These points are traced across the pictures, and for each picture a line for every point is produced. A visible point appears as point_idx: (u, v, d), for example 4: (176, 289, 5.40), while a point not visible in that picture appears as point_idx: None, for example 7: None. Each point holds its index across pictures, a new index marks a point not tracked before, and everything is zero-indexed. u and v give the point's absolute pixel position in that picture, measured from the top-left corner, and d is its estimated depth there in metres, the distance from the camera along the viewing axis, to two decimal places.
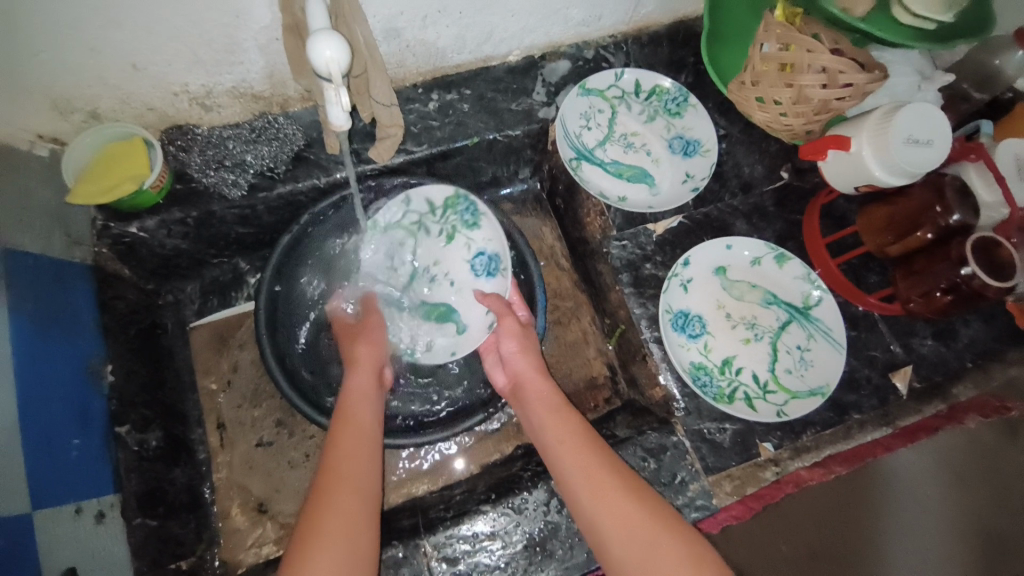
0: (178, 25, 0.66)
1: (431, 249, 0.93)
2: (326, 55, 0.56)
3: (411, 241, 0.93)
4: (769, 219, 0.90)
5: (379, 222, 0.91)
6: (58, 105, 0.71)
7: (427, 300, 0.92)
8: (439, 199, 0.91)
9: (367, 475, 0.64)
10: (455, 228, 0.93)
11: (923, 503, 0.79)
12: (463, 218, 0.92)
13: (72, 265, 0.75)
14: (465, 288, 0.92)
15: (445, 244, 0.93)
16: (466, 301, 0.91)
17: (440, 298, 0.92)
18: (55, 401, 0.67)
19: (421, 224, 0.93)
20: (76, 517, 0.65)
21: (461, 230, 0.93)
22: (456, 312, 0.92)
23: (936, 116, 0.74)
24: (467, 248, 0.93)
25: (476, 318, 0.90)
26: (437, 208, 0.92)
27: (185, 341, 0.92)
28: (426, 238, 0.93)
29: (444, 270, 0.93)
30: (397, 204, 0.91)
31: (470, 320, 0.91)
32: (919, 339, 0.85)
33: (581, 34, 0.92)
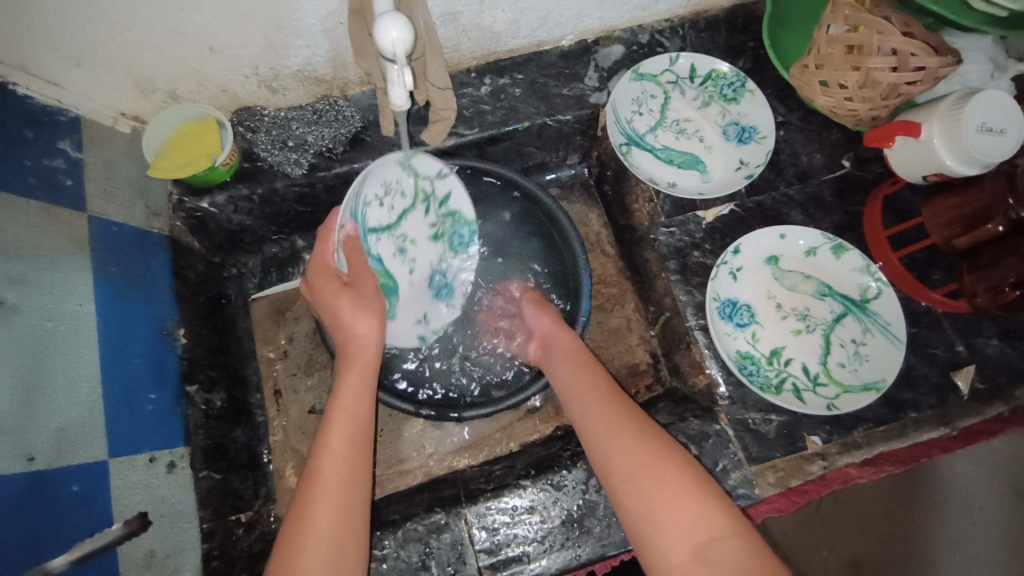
0: (252, 10, 0.69)
1: (414, 225, 0.81)
2: (392, 35, 0.58)
3: (411, 200, 0.79)
4: (826, 209, 0.87)
5: (413, 163, 0.77)
6: (141, 85, 0.77)
7: (382, 264, 0.79)
8: (456, 203, 0.82)
9: (347, 487, 0.62)
10: (444, 233, 0.84)
11: None
12: (453, 238, 0.85)
13: (152, 234, 0.81)
14: (419, 290, 0.84)
15: (428, 239, 0.83)
16: (412, 302, 0.84)
17: (392, 272, 0.80)
18: (135, 357, 0.73)
19: (427, 200, 0.80)
20: (150, 464, 0.71)
21: (446, 242, 0.85)
22: (396, 296, 0.82)
23: (1010, 103, 0.70)
24: (439, 258, 0.85)
25: (408, 321, 0.84)
26: (445, 206, 0.82)
27: (247, 312, 0.97)
28: (419, 212, 0.81)
29: (415, 258, 0.83)
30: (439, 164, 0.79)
31: (402, 313, 0.83)
32: (985, 339, 0.80)
33: (637, 18, 0.91)
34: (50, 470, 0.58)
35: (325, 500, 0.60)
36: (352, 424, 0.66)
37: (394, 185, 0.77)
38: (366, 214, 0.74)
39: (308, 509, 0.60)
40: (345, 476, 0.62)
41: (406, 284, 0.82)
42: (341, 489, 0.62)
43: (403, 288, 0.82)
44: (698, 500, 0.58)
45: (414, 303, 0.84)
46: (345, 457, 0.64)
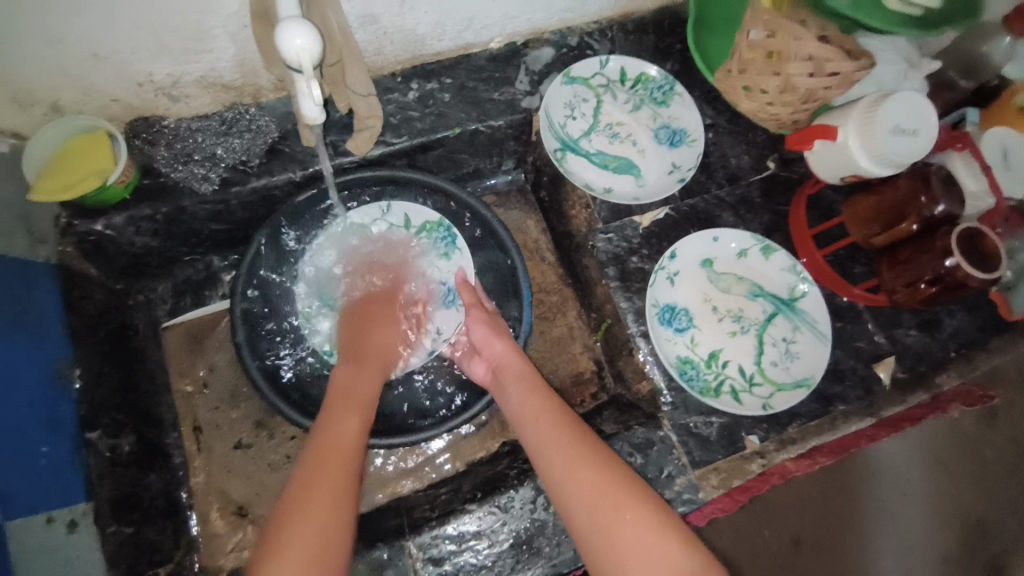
0: (139, 10, 0.62)
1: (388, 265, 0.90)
2: (297, 43, 0.53)
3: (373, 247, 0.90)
4: (755, 210, 0.88)
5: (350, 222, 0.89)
6: (18, 97, 0.68)
7: None
8: (417, 220, 0.91)
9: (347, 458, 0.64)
10: (424, 250, 0.91)
11: (903, 489, 0.99)
12: (438, 246, 0.91)
13: (36, 265, 0.72)
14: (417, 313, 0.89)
15: (412, 262, 0.91)
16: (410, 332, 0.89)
17: None
18: (22, 407, 0.64)
19: (389, 236, 0.91)
20: (48, 526, 0.64)
21: (430, 256, 0.91)
22: None
23: (922, 105, 0.73)
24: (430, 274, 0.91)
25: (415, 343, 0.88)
26: (411, 228, 0.91)
27: (158, 343, 0.89)
28: (388, 247, 0.91)
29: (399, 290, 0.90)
30: (374, 208, 0.89)
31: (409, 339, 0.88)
32: (904, 329, 0.85)
33: (565, 20, 0.90)
34: None
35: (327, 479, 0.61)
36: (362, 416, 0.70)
37: (353, 248, 0.90)
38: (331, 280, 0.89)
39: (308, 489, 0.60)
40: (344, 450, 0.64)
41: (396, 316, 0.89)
42: (342, 471, 0.62)
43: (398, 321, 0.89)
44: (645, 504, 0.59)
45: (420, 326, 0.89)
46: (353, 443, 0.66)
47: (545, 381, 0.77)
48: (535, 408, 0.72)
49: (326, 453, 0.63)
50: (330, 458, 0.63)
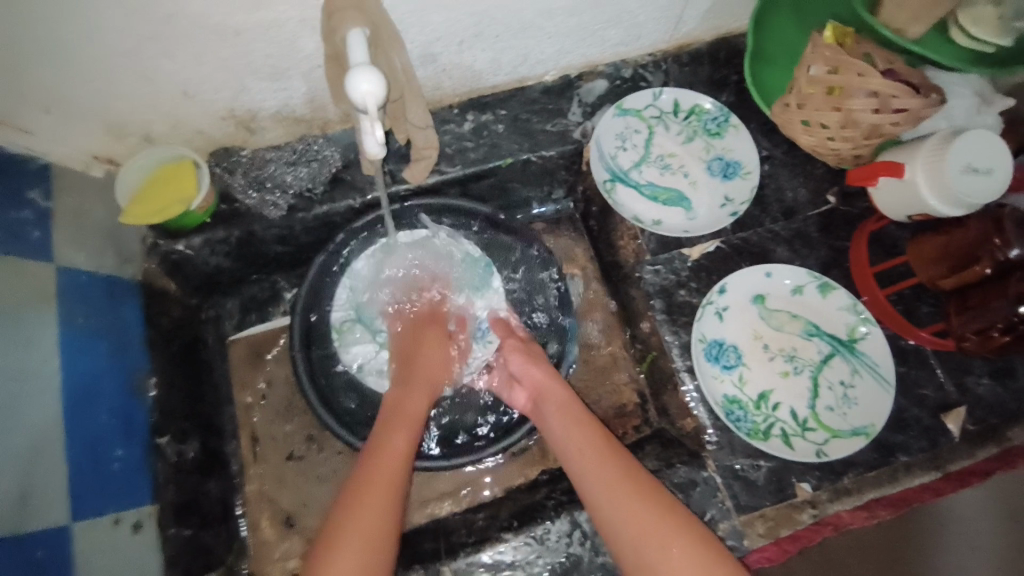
0: (224, 55, 0.68)
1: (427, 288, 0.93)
2: (363, 88, 0.57)
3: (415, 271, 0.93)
4: (812, 246, 0.86)
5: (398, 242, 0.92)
6: (113, 129, 0.75)
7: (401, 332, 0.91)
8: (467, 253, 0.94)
9: (393, 473, 0.69)
10: (463, 281, 0.93)
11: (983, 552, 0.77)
12: (474, 281, 0.94)
13: (123, 280, 0.79)
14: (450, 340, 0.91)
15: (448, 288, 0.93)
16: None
17: None
18: (102, 413, 0.71)
19: (433, 264, 0.93)
20: (115, 525, 0.69)
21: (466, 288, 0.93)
22: None
23: (997, 144, 0.69)
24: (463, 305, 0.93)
25: None
26: (456, 260, 0.93)
27: (225, 355, 0.95)
28: (429, 273, 0.93)
29: None
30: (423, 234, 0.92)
31: None
32: (975, 378, 0.79)
33: (619, 53, 0.91)
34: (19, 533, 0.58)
35: (376, 500, 0.66)
36: (412, 434, 0.75)
37: (399, 270, 0.93)
38: (372, 298, 0.92)
39: (358, 506, 0.66)
40: (389, 467, 0.70)
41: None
42: (388, 487, 0.68)
43: None
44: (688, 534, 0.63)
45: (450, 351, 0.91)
46: (399, 460, 0.71)
47: (589, 410, 0.78)
48: (577, 437, 0.74)
49: (373, 469, 0.69)
50: (377, 479, 0.68)
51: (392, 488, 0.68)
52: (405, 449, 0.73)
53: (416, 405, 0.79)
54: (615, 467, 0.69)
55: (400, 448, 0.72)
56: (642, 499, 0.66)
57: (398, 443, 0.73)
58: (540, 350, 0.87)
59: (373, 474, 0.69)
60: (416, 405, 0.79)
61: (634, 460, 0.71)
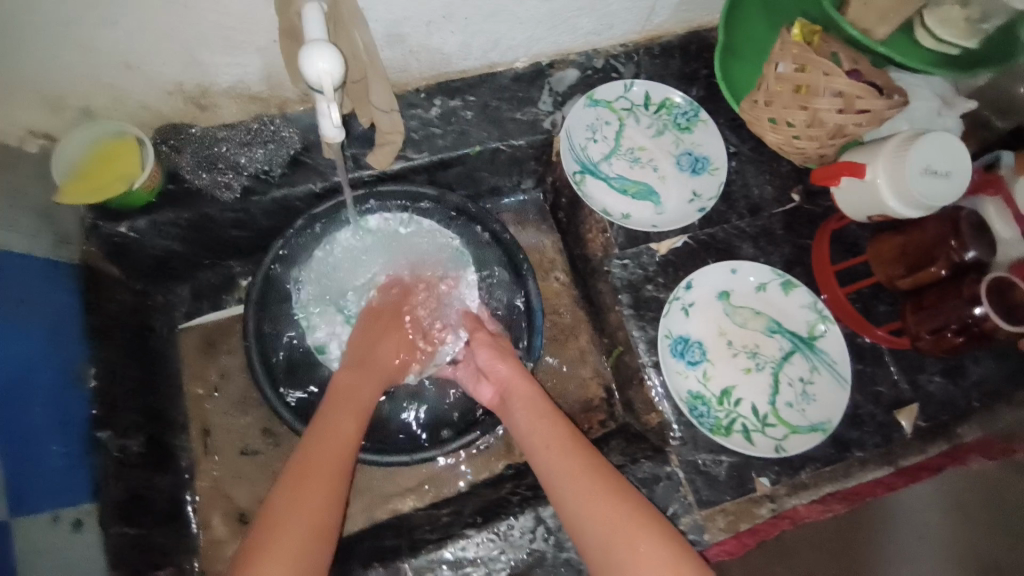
0: (171, 25, 0.63)
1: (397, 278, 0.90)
2: (320, 67, 0.53)
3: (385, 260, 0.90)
4: (777, 243, 0.87)
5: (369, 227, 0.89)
6: (50, 102, 0.70)
7: None
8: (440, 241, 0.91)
9: (341, 460, 0.67)
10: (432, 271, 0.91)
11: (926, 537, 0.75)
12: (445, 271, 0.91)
13: (61, 266, 0.74)
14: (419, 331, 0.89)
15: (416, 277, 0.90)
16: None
17: None
18: (36, 406, 0.66)
19: (403, 251, 0.90)
20: (53, 525, 0.65)
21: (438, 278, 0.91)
22: None
23: (957, 147, 0.70)
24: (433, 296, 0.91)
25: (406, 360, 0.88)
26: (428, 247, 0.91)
27: (172, 344, 0.90)
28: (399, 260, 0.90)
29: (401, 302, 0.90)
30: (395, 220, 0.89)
31: None
32: (927, 375, 0.82)
33: (591, 43, 0.89)
34: None
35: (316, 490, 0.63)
36: (357, 424, 0.72)
37: (367, 255, 0.90)
38: (338, 283, 0.89)
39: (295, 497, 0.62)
40: (336, 453, 0.67)
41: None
42: (335, 472, 0.66)
43: None
44: (650, 530, 0.62)
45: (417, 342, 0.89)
46: (342, 451, 0.68)
47: (557, 407, 0.77)
48: (541, 433, 0.73)
49: (319, 452, 0.67)
50: (324, 463, 0.66)
51: (333, 480, 0.65)
52: (350, 438, 0.70)
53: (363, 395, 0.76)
54: (582, 462, 0.68)
55: (344, 437, 0.69)
56: (610, 497, 0.65)
57: (348, 431, 0.70)
58: (510, 346, 0.85)
59: (312, 464, 0.65)
60: (364, 393, 0.76)
61: (605, 460, 0.70)
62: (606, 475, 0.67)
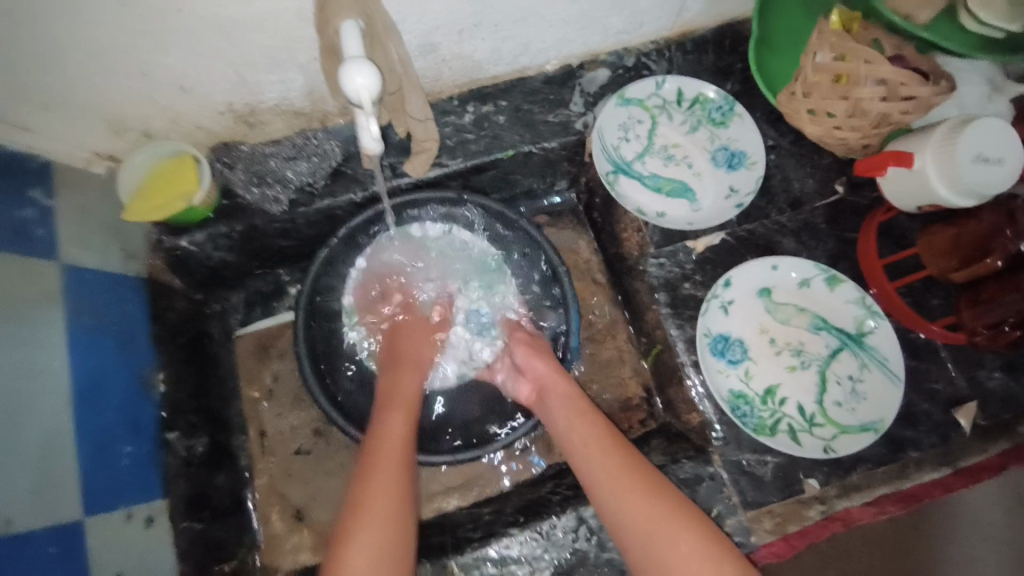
0: (221, 48, 0.67)
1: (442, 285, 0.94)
2: (358, 82, 0.56)
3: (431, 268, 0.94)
4: (820, 238, 0.84)
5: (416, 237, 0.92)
6: (113, 125, 0.75)
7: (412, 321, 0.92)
8: (484, 248, 0.94)
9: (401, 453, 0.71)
10: (476, 278, 0.94)
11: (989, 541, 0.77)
12: (489, 278, 0.94)
13: (127, 279, 0.79)
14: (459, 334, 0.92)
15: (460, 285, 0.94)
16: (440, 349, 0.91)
17: None
18: (110, 410, 0.70)
19: (448, 258, 0.94)
20: (127, 520, 0.69)
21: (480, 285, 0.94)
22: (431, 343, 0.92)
23: (1012, 132, 0.67)
24: (474, 302, 0.93)
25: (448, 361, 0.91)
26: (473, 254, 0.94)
27: (229, 349, 0.95)
28: (443, 267, 0.94)
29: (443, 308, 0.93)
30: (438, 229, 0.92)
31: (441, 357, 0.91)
32: (986, 371, 0.78)
33: (621, 42, 0.89)
34: (29, 531, 0.58)
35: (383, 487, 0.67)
36: (409, 419, 0.76)
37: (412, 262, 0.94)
38: (384, 289, 0.93)
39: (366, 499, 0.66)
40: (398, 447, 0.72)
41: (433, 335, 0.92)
42: (399, 464, 0.70)
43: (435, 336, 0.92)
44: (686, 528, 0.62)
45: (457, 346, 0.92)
46: (400, 447, 0.72)
47: (594, 404, 0.77)
48: (580, 428, 0.74)
49: (381, 450, 0.71)
50: (388, 458, 0.70)
51: (396, 474, 0.69)
52: (404, 432, 0.74)
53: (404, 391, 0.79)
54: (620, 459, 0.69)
55: (398, 432, 0.73)
56: (649, 496, 0.65)
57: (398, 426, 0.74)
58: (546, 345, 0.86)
59: (374, 465, 0.69)
60: (409, 390, 0.80)
61: (640, 456, 0.70)
62: (645, 472, 0.67)
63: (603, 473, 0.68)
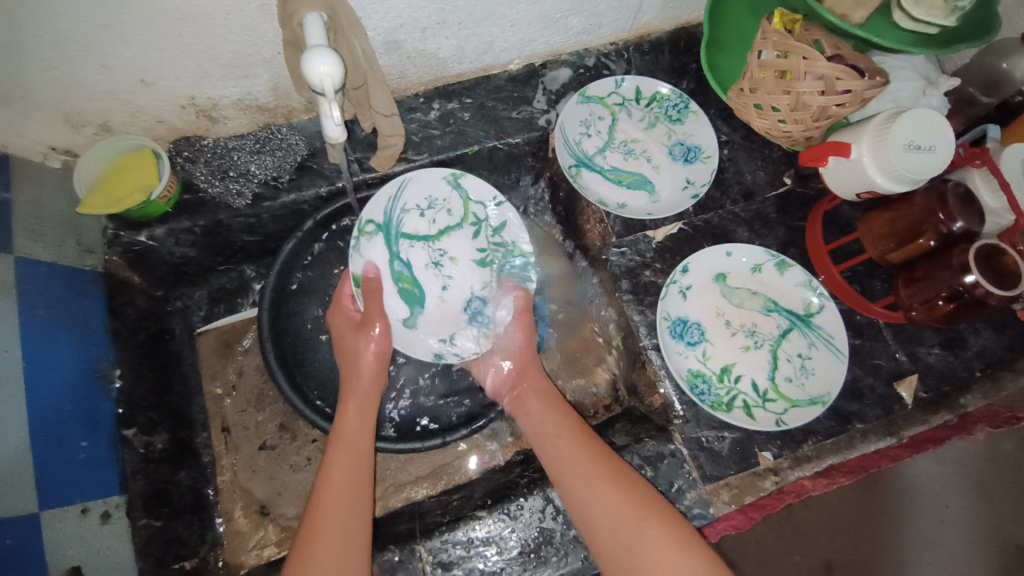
0: (186, 42, 0.68)
1: (458, 245, 0.93)
2: (320, 72, 0.57)
3: (455, 226, 0.93)
4: (771, 226, 0.89)
5: (463, 185, 0.91)
6: (71, 119, 0.74)
7: (416, 271, 0.91)
8: (507, 233, 0.93)
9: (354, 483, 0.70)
10: (493, 260, 0.93)
11: None
12: (502, 266, 0.93)
13: (85, 272, 0.78)
14: (453, 307, 0.91)
15: (474, 261, 0.93)
16: (441, 314, 0.90)
17: (423, 279, 0.91)
18: (66, 404, 0.70)
19: (476, 224, 0.93)
20: (83, 516, 0.68)
21: (494, 268, 0.93)
22: (423, 303, 0.90)
23: (936, 122, 0.73)
24: (482, 281, 0.92)
25: (431, 330, 0.89)
26: (497, 235, 0.93)
27: (192, 346, 0.94)
28: (465, 234, 0.93)
29: (452, 272, 0.92)
30: (487, 190, 0.91)
31: (428, 320, 0.90)
32: (926, 348, 0.83)
33: (581, 43, 0.93)
34: None
35: (327, 541, 0.64)
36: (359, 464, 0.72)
37: (441, 203, 0.92)
38: (403, 221, 0.90)
39: (306, 554, 0.63)
40: (349, 474, 0.70)
41: (438, 295, 0.91)
42: (351, 496, 0.69)
43: (428, 298, 0.90)
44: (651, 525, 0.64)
45: (444, 317, 0.90)
46: (347, 493, 0.69)
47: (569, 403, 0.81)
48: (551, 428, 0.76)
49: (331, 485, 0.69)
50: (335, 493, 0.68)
51: (343, 523, 0.66)
52: (354, 475, 0.71)
53: (361, 431, 0.75)
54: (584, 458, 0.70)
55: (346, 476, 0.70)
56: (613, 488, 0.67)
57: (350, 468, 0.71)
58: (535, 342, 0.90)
59: (319, 516, 0.66)
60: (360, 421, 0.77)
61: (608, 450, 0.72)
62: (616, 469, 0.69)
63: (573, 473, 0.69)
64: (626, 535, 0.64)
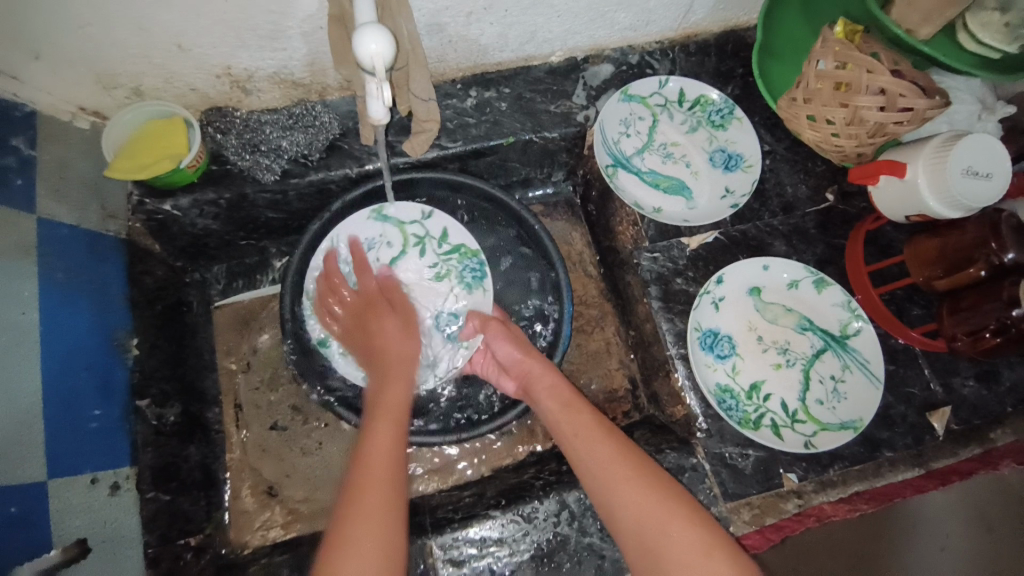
0: (224, 9, 0.66)
1: (411, 270, 0.88)
2: (372, 49, 0.55)
3: (399, 253, 0.89)
4: (809, 241, 0.86)
5: (389, 214, 0.89)
6: (102, 80, 0.72)
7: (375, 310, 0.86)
8: (454, 239, 0.89)
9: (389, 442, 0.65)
10: (449, 271, 0.89)
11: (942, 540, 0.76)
12: (462, 274, 0.89)
13: (106, 237, 0.76)
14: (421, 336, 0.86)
15: (432, 280, 0.89)
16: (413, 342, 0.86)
17: None
18: (81, 373, 0.68)
19: (420, 244, 0.89)
20: (91, 486, 0.66)
21: (455, 279, 0.89)
22: None
23: (997, 149, 0.70)
24: (450, 297, 0.88)
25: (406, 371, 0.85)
26: (445, 245, 0.89)
27: (208, 320, 0.93)
28: (413, 258, 0.89)
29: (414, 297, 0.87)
30: (415, 208, 0.89)
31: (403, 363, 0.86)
32: (961, 379, 0.81)
33: (626, 38, 0.90)
34: None
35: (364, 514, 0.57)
36: (398, 426, 0.68)
37: (378, 240, 0.88)
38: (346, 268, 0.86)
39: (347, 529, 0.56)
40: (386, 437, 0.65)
41: None
42: (387, 465, 0.62)
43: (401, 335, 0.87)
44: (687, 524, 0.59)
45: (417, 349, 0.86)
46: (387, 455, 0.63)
47: (579, 390, 0.75)
48: (573, 419, 0.71)
49: (370, 452, 0.63)
50: (373, 460, 0.62)
51: (388, 499, 0.59)
52: (392, 440, 0.65)
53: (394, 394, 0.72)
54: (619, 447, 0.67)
55: (386, 443, 0.65)
56: (648, 486, 0.63)
57: (385, 436, 0.66)
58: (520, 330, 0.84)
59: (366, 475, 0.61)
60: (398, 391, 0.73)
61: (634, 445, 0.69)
62: (649, 468, 0.65)
63: (609, 473, 0.65)
64: (650, 535, 0.60)
